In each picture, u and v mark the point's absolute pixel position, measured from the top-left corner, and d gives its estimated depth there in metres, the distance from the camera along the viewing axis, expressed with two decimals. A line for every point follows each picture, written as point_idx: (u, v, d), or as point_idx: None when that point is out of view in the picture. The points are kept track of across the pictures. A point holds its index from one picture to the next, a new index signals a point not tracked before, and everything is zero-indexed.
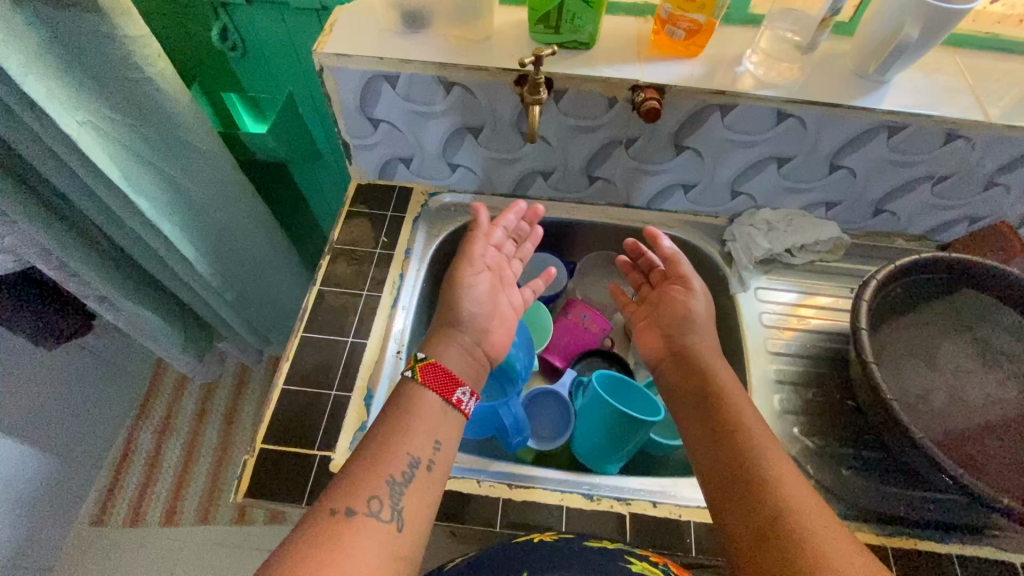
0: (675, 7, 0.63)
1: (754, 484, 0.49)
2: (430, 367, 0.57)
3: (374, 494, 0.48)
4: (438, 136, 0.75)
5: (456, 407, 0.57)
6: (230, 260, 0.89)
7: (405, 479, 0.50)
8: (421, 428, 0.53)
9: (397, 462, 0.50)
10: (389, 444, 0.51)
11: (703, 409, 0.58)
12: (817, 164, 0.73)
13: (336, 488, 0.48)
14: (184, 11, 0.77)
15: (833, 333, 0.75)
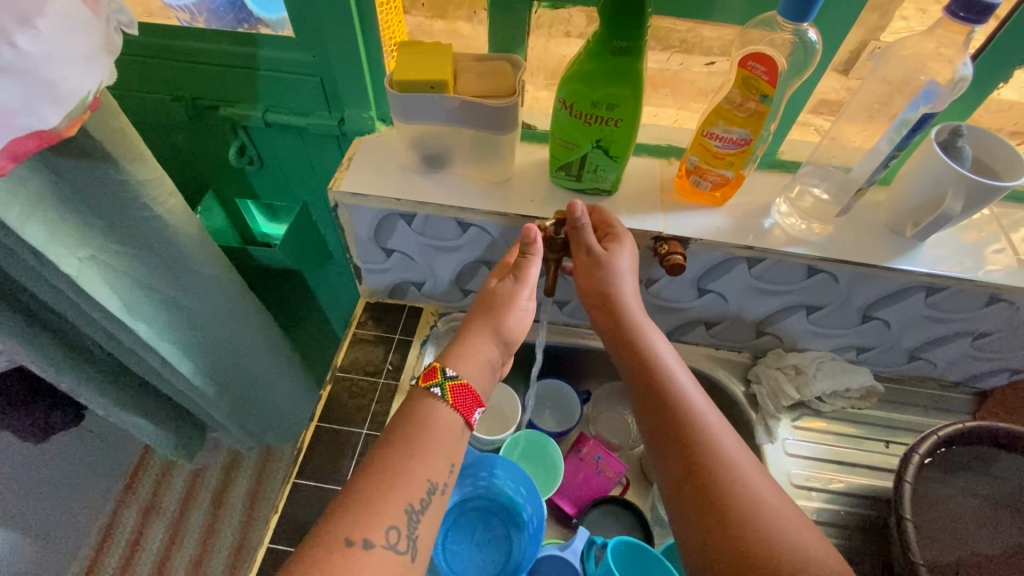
0: (702, 161, 0.61)
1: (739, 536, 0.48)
2: (456, 389, 0.54)
3: (391, 524, 0.48)
4: (452, 267, 0.73)
5: (468, 427, 0.55)
6: (230, 374, 0.85)
7: (421, 508, 0.50)
8: (438, 453, 0.52)
9: (417, 487, 0.50)
10: (407, 465, 0.50)
11: (663, 426, 0.55)
12: (848, 315, 0.69)
13: (354, 507, 0.48)
14: (204, 128, 0.77)
15: (866, 497, 0.70)
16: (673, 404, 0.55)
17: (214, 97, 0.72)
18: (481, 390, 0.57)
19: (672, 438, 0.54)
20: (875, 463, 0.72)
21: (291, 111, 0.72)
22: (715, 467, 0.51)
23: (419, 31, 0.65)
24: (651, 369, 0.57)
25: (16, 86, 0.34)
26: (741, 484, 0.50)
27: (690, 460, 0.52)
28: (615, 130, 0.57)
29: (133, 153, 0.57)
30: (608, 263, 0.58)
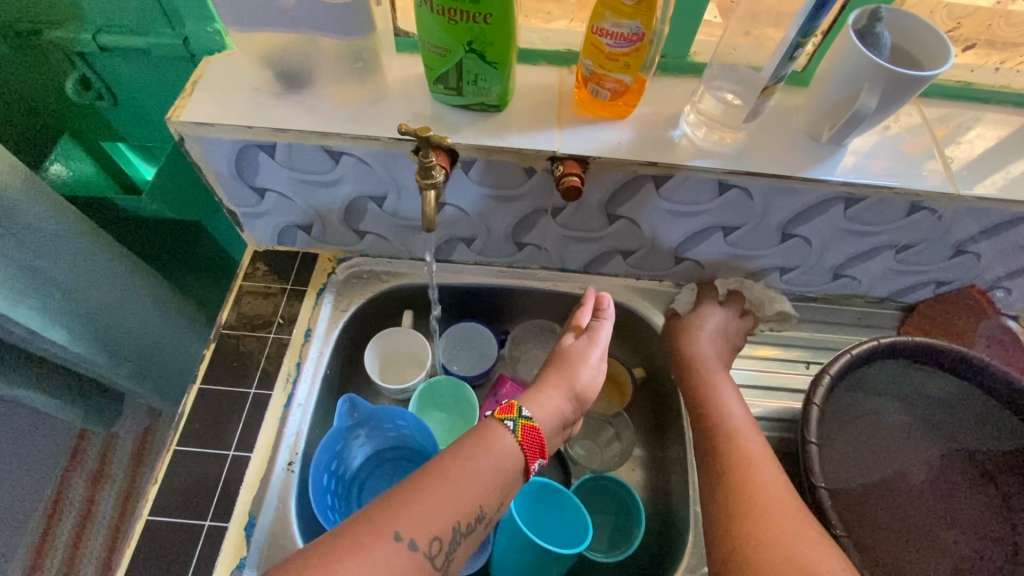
0: (597, 65, 0.53)
1: (737, 512, 0.52)
2: (528, 429, 0.52)
3: (438, 535, 0.45)
4: (337, 205, 0.65)
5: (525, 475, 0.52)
6: (118, 338, 0.78)
7: (465, 531, 0.46)
8: (500, 480, 0.49)
9: (470, 506, 0.47)
10: (476, 479, 0.48)
11: (707, 447, 0.59)
12: (767, 233, 0.64)
13: (413, 504, 0.45)
14: (32, 58, 0.65)
15: (781, 419, 0.68)
16: (731, 432, 0.59)
17: (30, 17, 0.61)
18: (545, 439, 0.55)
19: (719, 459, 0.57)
20: (789, 385, 0.71)
21: (126, 30, 0.61)
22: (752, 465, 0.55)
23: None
24: (713, 409, 0.61)
25: None
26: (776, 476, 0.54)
27: (720, 466, 0.56)
28: (486, 28, 0.49)
29: None
30: (705, 312, 0.70)
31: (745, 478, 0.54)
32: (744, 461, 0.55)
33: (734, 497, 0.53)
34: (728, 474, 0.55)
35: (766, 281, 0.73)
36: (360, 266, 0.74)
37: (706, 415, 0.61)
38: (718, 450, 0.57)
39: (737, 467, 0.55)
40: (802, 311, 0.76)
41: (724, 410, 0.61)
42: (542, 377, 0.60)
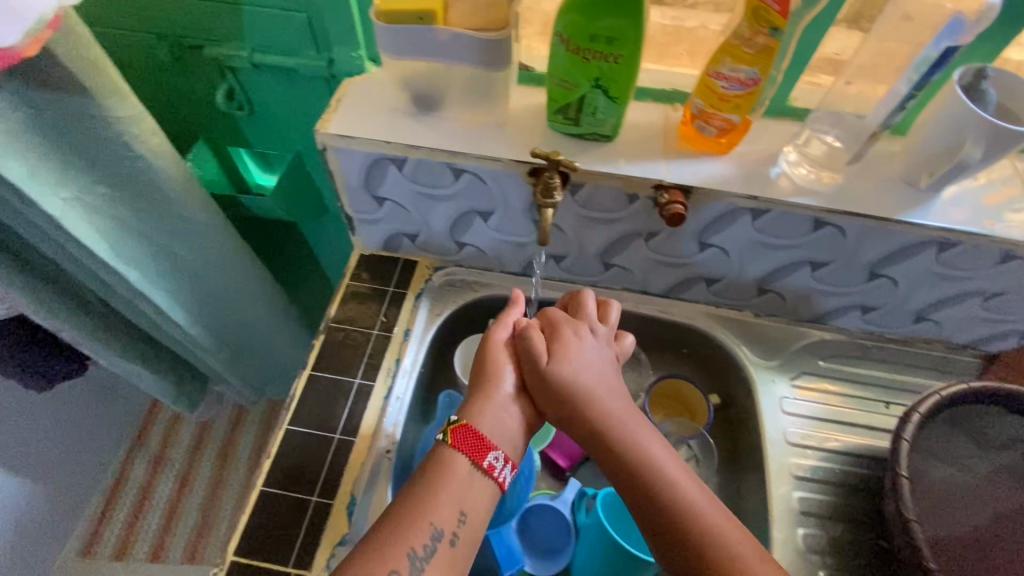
0: (707, 105, 0.58)
1: None
2: (457, 430, 0.51)
3: (391, 570, 0.44)
4: (446, 217, 0.71)
5: (487, 474, 0.51)
6: (225, 323, 0.85)
7: (424, 554, 0.45)
8: (448, 499, 0.48)
9: (419, 532, 0.46)
10: (417, 508, 0.47)
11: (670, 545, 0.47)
12: (855, 272, 0.66)
13: (363, 555, 0.45)
14: (191, 71, 0.74)
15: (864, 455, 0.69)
16: (623, 449, 0.51)
17: (198, 34, 0.69)
18: (489, 434, 0.53)
19: (625, 488, 0.50)
20: (873, 423, 0.72)
21: (279, 51, 0.69)
22: (682, 513, 0.48)
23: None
24: (604, 423, 0.53)
25: None
26: (687, 512, 0.48)
27: None
28: (613, 68, 0.54)
29: (110, 87, 0.54)
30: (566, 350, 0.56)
31: (691, 539, 0.47)
32: (647, 493, 0.49)
33: None
34: None
35: (846, 318, 0.74)
36: (454, 275, 0.80)
37: (590, 423, 0.53)
38: (621, 474, 0.51)
39: (679, 513, 0.48)
40: (880, 351, 0.77)
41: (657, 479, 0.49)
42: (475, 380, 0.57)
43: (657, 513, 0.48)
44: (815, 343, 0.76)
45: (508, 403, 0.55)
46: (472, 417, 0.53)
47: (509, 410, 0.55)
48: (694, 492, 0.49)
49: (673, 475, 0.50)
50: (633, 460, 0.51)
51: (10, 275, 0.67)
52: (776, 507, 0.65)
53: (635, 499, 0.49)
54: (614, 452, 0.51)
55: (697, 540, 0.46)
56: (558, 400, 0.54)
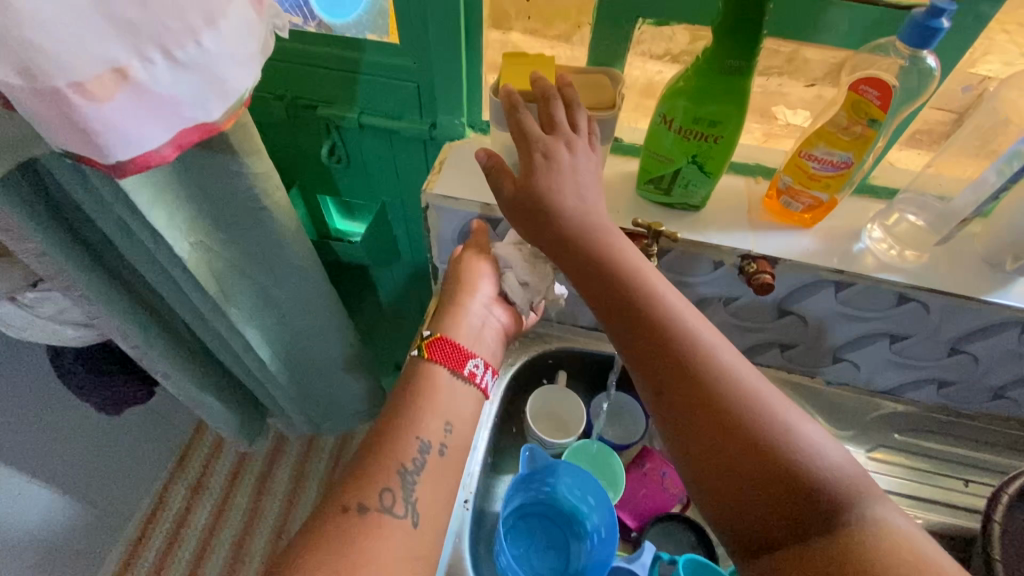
0: (797, 182, 0.61)
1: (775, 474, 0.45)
2: (432, 345, 0.59)
3: (385, 487, 0.50)
4: None
5: (468, 379, 0.59)
6: (302, 361, 0.89)
7: (415, 467, 0.52)
8: (430, 410, 0.55)
9: (407, 448, 0.53)
10: (404, 426, 0.54)
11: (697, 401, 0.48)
12: (934, 347, 0.67)
13: (354, 479, 0.50)
14: (299, 127, 0.80)
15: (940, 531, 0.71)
16: (698, 375, 0.48)
17: (313, 96, 0.75)
18: (463, 343, 0.61)
19: (698, 419, 0.48)
20: (947, 499, 0.73)
21: (385, 114, 0.75)
22: (769, 441, 0.46)
23: (522, 40, 0.67)
24: (678, 352, 0.50)
25: (192, 80, 0.36)
26: (778, 426, 0.46)
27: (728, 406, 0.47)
28: (713, 146, 0.58)
29: (253, 148, 0.58)
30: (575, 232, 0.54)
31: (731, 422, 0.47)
32: (724, 422, 0.47)
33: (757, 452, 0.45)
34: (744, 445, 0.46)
35: (920, 391, 0.74)
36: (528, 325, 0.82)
37: (660, 352, 0.50)
38: (689, 407, 0.48)
39: (763, 444, 0.45)
40: (955, 426, 0.76)
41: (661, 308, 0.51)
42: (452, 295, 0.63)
43: (739, 442, 0.46)
44: (888, 414, 0.76)
45: (464, 309, 0.63)
46: (446, 330, 0.61)
47: (467, 313, 0.63)
48: (776, 416, 0.47)
49: (752, 385, 0.48)
50: (709, 380, 0.48)
51: (121, 306, 0.72)
52: None
53: (664, 397, 0.49)
54: (691, 379, 0.49)
55: (787, 471, 0.44)
56: (627, 334, 0.52)
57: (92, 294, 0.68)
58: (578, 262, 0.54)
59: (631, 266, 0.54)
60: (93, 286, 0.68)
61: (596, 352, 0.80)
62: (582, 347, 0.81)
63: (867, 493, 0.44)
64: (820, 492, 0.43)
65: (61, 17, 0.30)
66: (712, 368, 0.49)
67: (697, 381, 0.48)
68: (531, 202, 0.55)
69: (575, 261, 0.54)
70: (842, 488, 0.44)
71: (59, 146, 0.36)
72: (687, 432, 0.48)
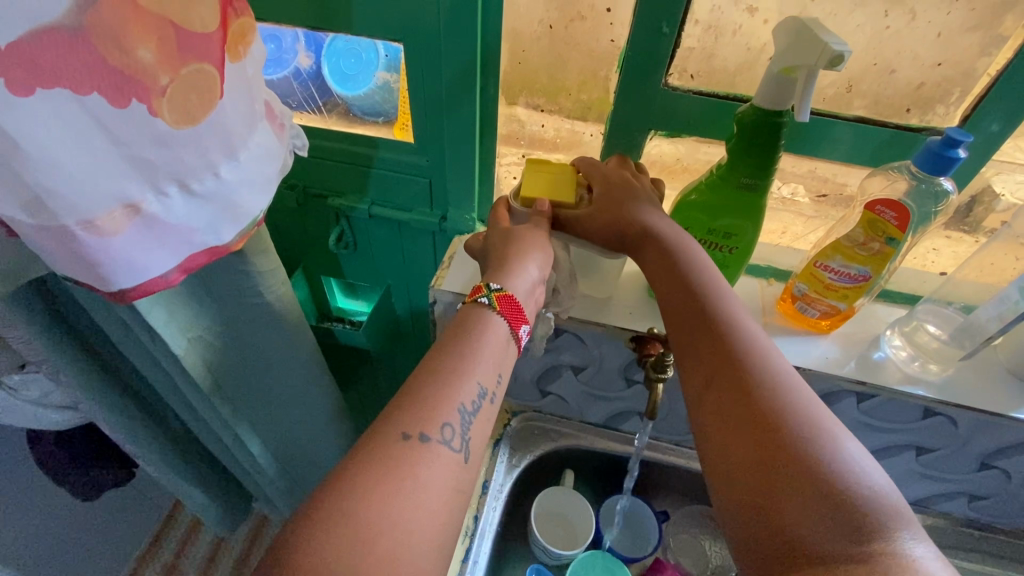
0: (812, 290, 0.60)
1: (790, 477, 0.39)
2: (502, 300, 0.51)
3: (446, 420, 0.43)
4: (536, 368, 0.72)
5: (518, 343, 0.52)
6: (292, 449, 0.85)
7: (473, 409, 0.45)
8: (490, 359, 0.48)
9: (466, 387, 0.46)
10: (461, 365, 0.47)
11: (725, 380, 0.45)
12: (963, 460, 0.64)
13: (410, 405, 0.43)
14: (309, 214, 0.80)
15: None
16: (741, 370, 0.45)
17: (325, 186, 0.76)
18: (526, 305, 0.53)
19: (730, 413, 0.43)
20: None
21: (396, 206, 0.75)
22: (792, 434, 0.40)
23: (530, 118, 0.68)
24: (725, 340, 0.47)
25: (206, 209, 0.38)
26: (808, 425, 0.41)
27: (755, 395, 0.43)
28: (728, 255, 0.58)
29: (262, 247, 0.57)
30: (639, 215, 0.54)
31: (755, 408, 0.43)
32: (757, 416, 0.42)
33: (775, 448, 0.40)
34: (763, 433, 0.41)
35: (949, 504, 0.70)
36: (534, 421, 0.78)
37: (708, 340, 0.48)
38: (715, 380, 0.46)
39: (786, 440, 0.40)
40: (988, 542, 0.71)
41: (710, 291, 0.50)
42: (509, 251, 0.54)
43: (767, 439, 0.41)
44: None
45: (526, 268, 0.53)
46: (502, 285, 0.52)
47: (528, 273, 0.54)
48: (815, 419, 0.41)
49: (799, 393, 0.43)
50: (751, 378, 0.44)
51: (107, 396, 0.69)
52: None
53: (699, 371, 0.47)
54: (730, 370, 0.45)
55: (794, 464, 0.39)
56: (680, 321, 0.50)
57: (78, 386, 0.65)
58: (638, 239, 0.54)
59: (693, 260, 0.52)
60: (81, 378, 0.64)
61: (606, 451, 0.77)
62: (590, 445, 0.77)
63: (909, 528, 0.36)
64: (850, 509, 0.36)
65: (81, 162, 0.32)
66: (755, 363, 0.45)
67: (738, 372, 0.45)
68: (614, 199, 0.56)
69: (642, 247, 0.54)
70: (878, 512, 0.36)
71: (64, 273, 0.37)
72: (716, 423, 0.44)
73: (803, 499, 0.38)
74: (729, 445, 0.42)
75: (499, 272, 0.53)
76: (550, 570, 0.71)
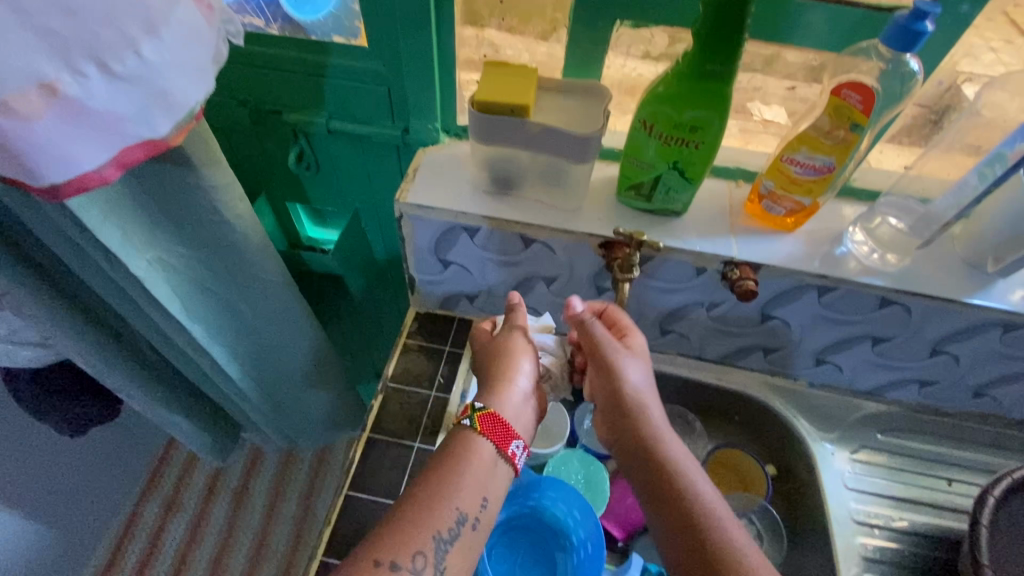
0: (778, 186, 0.60)
1: (684, 521, 0.49)
2: (485, 418, 0.54)
3: (419, 549, 0.46)
4: (508, 282, 0.72)
5: (509, 461, 0.54)
6: (274, 376, 0.86)
7: (450, 537, 0.48)
8: (470, 489, 0.50)
9: (445, 516, 0.48)
10: (443, 493, 0.49)
11: (640, 464, 0.53)
12: (916, 348, 0.67)
13: (391, 533, 0.46)
14: (265, 132, 0.77)
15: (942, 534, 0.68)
16: (646, 445, 0.54)
17: (277, 101, 0.72)
18: (513, 423, 0.56)
19: (643, 473, 0.53)
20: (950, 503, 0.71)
21: (355, 119, 0.72)
22: (672, 478, 0.51)
23: (498, 28, 0.63)
24: (637, 422, 0.55)
25: (132, 94, 0.36)
26: (685, 469, 0.52)
27: (655, 456, 0.53)
28: (695, 152, 0.57)
29: (212, 160, 0.55)
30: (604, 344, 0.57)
31: (659, 465, 0.52)
32: (660, 472, 0.52)
33: (669, 499, 0.50)
34: (662, 482, 0.51)
35: (902, 391, 0.74)
36: None
37: (623, 414, 0.56)
38: (636, 462, 0.54)
39: (680, 486, 0.51)
40: (936, 424, 0.75)
41: (630, 395, 0.56)
42: (497, 365, 0.59)
43: (667, 491, 0.51)
44: (870, 415, 0.76)
45: (516, 381, 0.58)
46: (497, 404, 0.56)
47: (518, 389, 0.58)
48: (691, 474, 0.52)
49: (683, 460, 0.52)
50: (644, 433, 0.54)
51: (76, 327, 0.68)
52: None
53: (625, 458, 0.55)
54: (643, 450, 0.54)
55: (686, 511, 0.49)
56: (617, 440, 0.56)
57: (43, 316, 0.64)
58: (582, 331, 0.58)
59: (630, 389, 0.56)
60: (46, 308, 0.64)
61: None
62: None
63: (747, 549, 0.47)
64: (716, 539, 0.47)
65: None
66: (654, 433, 0.54)
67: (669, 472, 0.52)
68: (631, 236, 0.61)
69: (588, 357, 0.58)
70: (731, 536, 0.47)
71: None
72: (642, 488, 0.52)
73: (690, 531, 0.48)
74: (666, 506, 0.50)
75: (495, 394, 0.57)
76: (528, 469, 0.75)
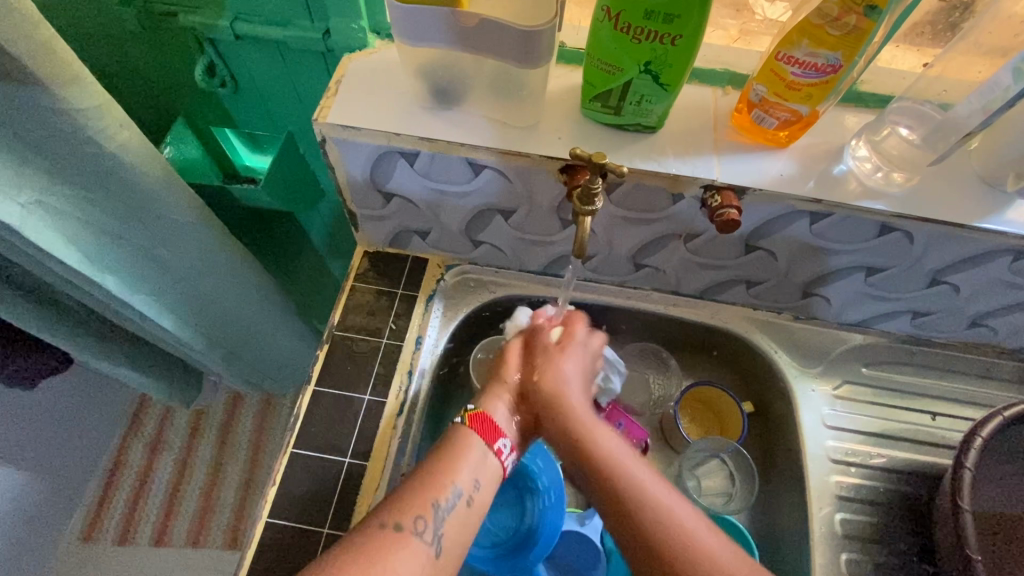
0: (772, 92, 0.50)
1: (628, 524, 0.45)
2: (477, 417, 0.50)
3: (419, 513, 0.43)
4: (461, 215, 0.63)
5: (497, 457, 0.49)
6: (220, 324, 0.79)
7: (448, 508, 0.44)
8: (477, 469, 0.47)
9: (444, 484, 0.45)
10: (442, 467, 0.46)
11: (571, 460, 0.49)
12: (915, 278, 0.60)
13: (390, 501, 0.44)
14: (163, 38, 0.64)
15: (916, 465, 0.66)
16: (571, 441, 0.49)
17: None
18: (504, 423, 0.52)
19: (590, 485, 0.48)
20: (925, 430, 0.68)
21: (265, 19, 0.60)
22: (622, 485, 0.46)
23: None
24: (566, 418, 0.50)
25: None
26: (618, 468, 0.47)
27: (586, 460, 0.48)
28: (671, 49, 0.46)
29: (70, 76, 0.46)
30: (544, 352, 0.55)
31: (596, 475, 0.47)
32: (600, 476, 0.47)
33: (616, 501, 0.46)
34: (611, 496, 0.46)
35: (893, 322, 0.68)
36: (469, 273, 0.72)
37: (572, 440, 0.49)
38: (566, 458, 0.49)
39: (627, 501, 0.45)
40: (925, 355, 0.70)
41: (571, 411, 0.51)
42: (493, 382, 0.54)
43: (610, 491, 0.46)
44: (855, 348, 0.70)
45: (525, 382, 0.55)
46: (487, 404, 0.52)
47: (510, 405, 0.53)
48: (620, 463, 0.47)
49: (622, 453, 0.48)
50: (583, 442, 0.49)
51: None
52: (817, 529, 0.62)
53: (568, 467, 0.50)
54: (577, 444, 0.49)
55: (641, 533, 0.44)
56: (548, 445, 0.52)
57: None
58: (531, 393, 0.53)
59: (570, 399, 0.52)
60: None
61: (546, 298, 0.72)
62: (529, 294, 0.72)
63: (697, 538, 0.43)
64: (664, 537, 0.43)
65: None
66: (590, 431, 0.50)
67: (613, 477, 0.47)
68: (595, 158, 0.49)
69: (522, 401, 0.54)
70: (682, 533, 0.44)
71: None
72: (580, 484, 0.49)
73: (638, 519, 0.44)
74: (625, 527, 0.45)
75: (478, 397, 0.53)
76: None
